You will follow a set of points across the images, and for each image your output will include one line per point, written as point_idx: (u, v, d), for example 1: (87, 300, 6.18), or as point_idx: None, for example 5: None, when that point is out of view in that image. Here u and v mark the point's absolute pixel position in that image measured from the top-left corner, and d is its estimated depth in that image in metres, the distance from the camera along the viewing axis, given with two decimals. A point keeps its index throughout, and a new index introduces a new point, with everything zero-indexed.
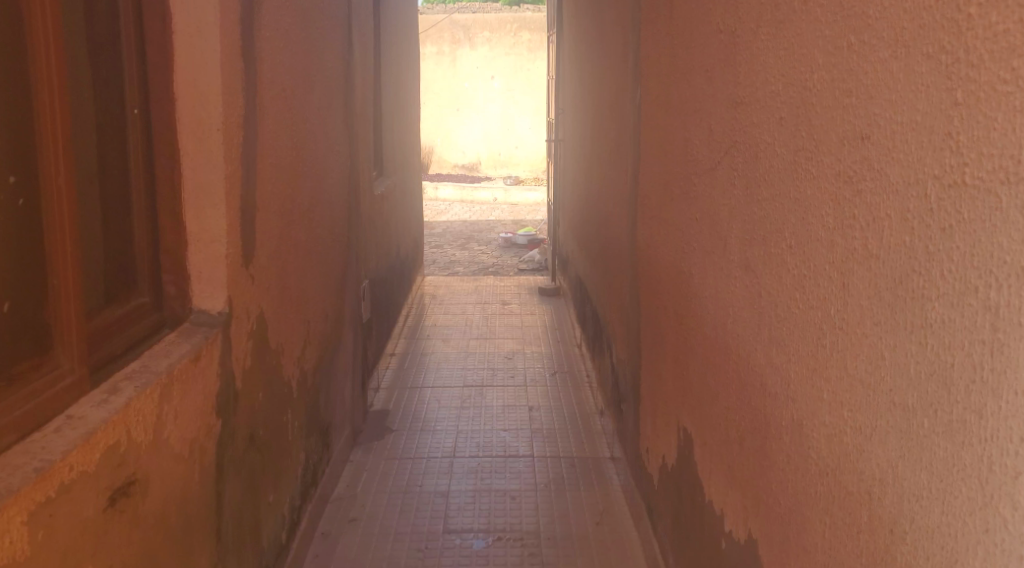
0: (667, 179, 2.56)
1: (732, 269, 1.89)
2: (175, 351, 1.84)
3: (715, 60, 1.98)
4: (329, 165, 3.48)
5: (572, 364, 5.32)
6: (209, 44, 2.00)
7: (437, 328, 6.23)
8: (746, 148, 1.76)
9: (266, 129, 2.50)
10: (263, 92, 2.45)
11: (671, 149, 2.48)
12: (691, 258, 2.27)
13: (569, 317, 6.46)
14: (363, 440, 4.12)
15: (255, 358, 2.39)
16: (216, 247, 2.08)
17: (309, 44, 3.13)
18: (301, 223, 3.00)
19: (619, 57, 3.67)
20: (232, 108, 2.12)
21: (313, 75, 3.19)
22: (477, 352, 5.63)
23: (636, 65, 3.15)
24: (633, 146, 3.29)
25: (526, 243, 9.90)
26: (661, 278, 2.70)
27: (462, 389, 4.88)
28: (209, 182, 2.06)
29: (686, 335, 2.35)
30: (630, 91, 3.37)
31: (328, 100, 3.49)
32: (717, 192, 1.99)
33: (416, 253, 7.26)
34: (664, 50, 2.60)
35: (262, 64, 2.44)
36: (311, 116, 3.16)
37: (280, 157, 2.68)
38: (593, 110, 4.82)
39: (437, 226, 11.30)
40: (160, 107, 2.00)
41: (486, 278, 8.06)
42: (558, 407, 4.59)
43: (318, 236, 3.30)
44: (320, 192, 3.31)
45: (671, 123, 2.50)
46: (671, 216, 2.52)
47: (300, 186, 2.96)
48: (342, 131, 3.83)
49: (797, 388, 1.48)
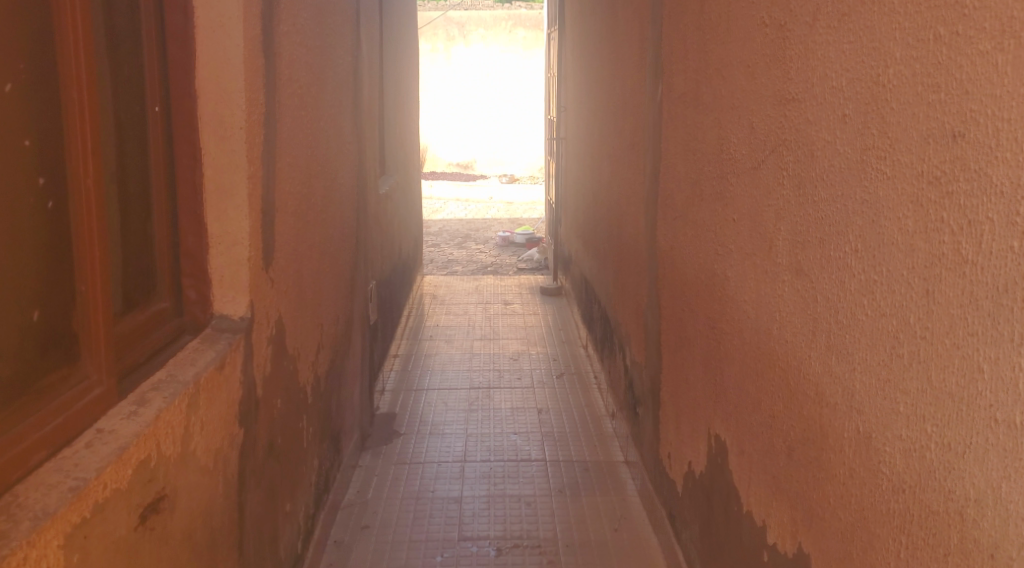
0: (697, 178, 2.49)
1: (779, 273, 1.81)
2: (200, 359, 1.76)
3: (758, 55, 1.90)
4: (339, 164, 3.39)
5: (579, 366, 5.25)
6: (232, 37, 1.92)
7: (439, 329, 6.14)
8: (797, 146, 1.69)
9: (284, 126, 2.41)
10: (282, 89, 2.36)
11: (703, 147, 2.41)
12: (727, 260, 2.20)
13: (573, 317, 6.39)
14: (371, 445, 4.03)
15: (273, 363, 2.30)
16: (238, 249, 1.99)
17: (322, 38, 3.04)
18: (315, 223, 2.90)
19: (636, 53, 3.59)
20: (253, 104, 2.03)
21: (325, 72, 3.10)
22: (482, 353, 5.55)
23: (657, 61, 3.08)
24: (653, 144, 3.22)
25: (525, 242, 9.82)
26: (688, 280, 2.63)
27: (468, 391, 4.80)
28: (230, 181, 1.97)
29: (720, 340, 2.28)
30: (648, 88, 3.30)
31: (338, 98, 3.40)
32: (761, 192, 1.91)
33: (416, 253, 7.17)
34: (692, 46, 2.53)
35: (280, 59, 2.35)
36: (324, 113, 3.07)
37: (297, 155, 2.59)
38: (602, 108, 4.75)
39: (433, 225, 11.20)
40: (180, 104, 1.91)
41: (486, 278, 7.97)
42: (567, 410, 4.52)
43: (330, 238, 3.21)
44: (331, 191, 3.22)
45: (702, 120, 2.43)
46: (703, 216, 2.44)
47: (314, 186, 2.87)
48: (352, 129, 3.74)
49: (865, 399, 1.41)
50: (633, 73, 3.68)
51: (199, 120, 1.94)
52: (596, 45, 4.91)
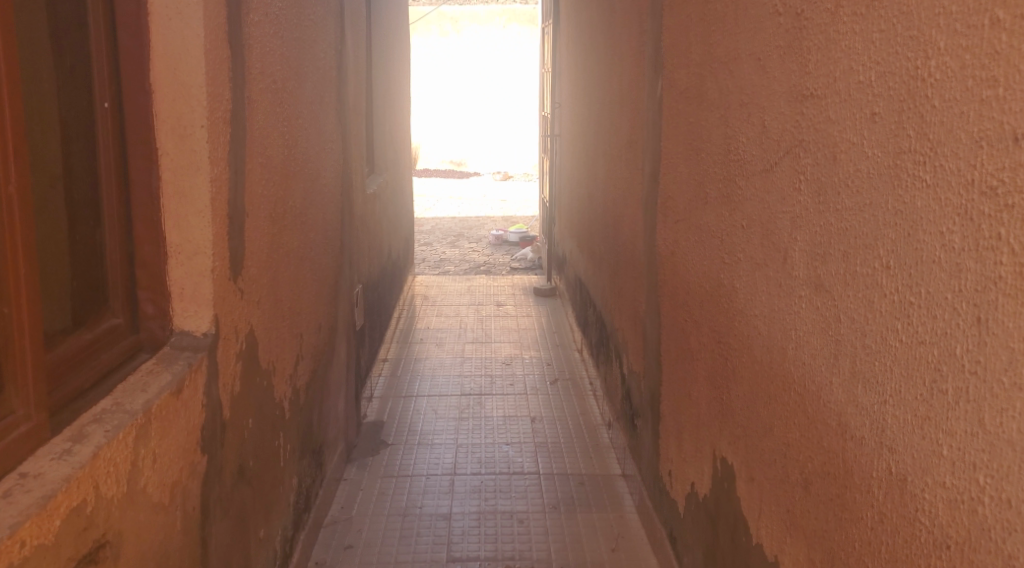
0: (701, 180, 2.32)
1: (795, 288, 1.65)
2: (152, 384, 1.58)
3: (770, 46, 1.73)
4: (321, 163, 3.21)
5: (574, 371, 5.08)
6: (190, 26, 1.74)
7: (430, 332, 5.97)
8: (815, 149, 1.52)
9: (255, 124, 2.23)
10: (252, 84, 2.18)
11: (708, 147, 2.24)
12: (734, 270, 2.03)
13: (567, 320, 6.22)
14: (356, 456, 3.86)
15: (244, 382, 2.12)
16: (199, 259, 1.82)
17: (302, 30, 2.86)
18: (294, 227, 2.73)
19: (634, 48, 3.41)
20: (215, 100, 1.84)
21: (305, 65, 2.92)
22: (474, 357, 5.38)
23: (657, 55, 2.91)
24: (652, 142, 3.04)
25: (518, 241, 9.65)
26: (691, 288, 2.47)
27: (459, 398, 4.63)
28: (191, 184, 1.80)
29: (727, 356, 2.12)
30: (648, 83, 3.12)
31: (320, 93, 3.22)
32: (774, 197, 1.74)
33: (407, 253, 6.98)
34: (695, 37, 2.36)
35: (250, 51, 2.16)
36: (302, 109, 2.89)
37: (271, 154, 2.41)
38: (598, 104, 4.57)
39: (425, 224, 11.02)
40: (133, 100, 1.73)
41: (479, 278, 7.81)
42: (562, 418, 4.36)
43: (312, 242, 3.03)
44: (312, 192, 3.04)
45: (706, 118, 2.26)
46: (707, 222, 2.28)
47: (292, 188, 2.69)
48: (335, 126, 3.56)
49: (900, 436, 1.24)
50: (631, 68, 3.50)
51: (154, 117, 1.76)
52: (592, 40, 4.74)
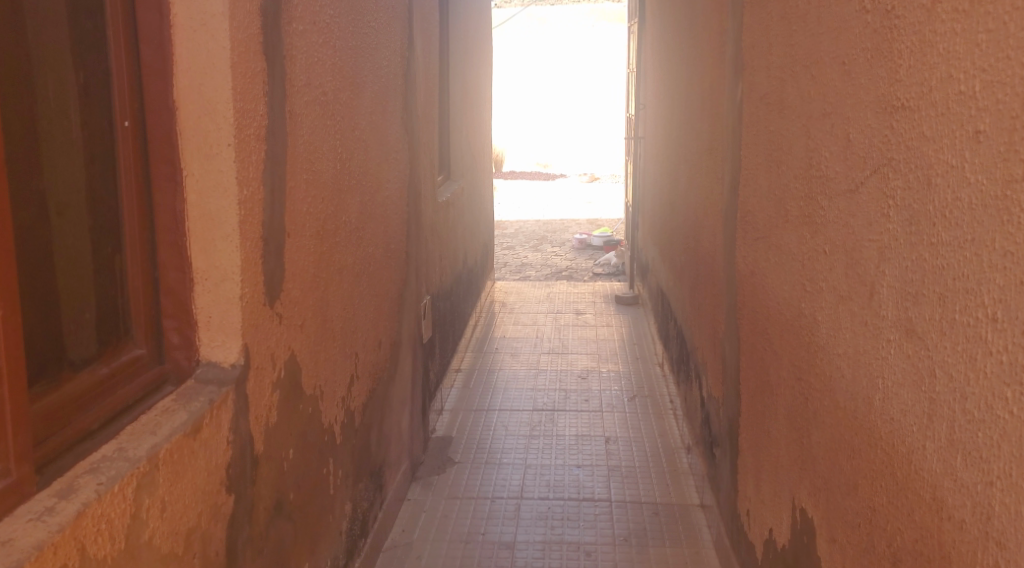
0: (782, 196, 2.07)
1: (883, 330, 1.41)
2: (164, 426, 1.49)
3: (856, 46, 1.49)
4: (383, 175, 3.11)
5: (653, 388, 4.84)
6: (215, 39, 1.64)
7: (506, 341, 5.83)
8: (906, 170, 1.28)
9: (300, 140, 2.13)
10: (296, 98, 2.08)
11: (788, 160, 2.00)
12: (815, 300, 1.79)
13: (649, 332, 5.97)
14: (422, 474, 3.75)
15: (282, 412, 2.02)
16: (227, 288, 1.73)
17: (362, 39, 2.76)
18: (349, 245, 2.63)
19: (716, 49, 3.17)
20: (245, 118, 1.74)
21: (365, 75, 2.82)
22: (549, 370, 5.21)
23: (738, 56, 2.65)
24: (733, 151, 2.79)
25: (602, 245, 9.41)
26: (770, 314, 2.22)
27: (532, 414, 4.47)
28: (217, 207, 1.70)
29: (807, 396, 1.87)
30: (729, 86, 2.87)
31: (384, 103, 3.11)
32: (860, 222, 1.50)
33: (485, 259, 6.87)
34: (776, 37, 2.11)
35: (293, 65, 2.06)
36: (361, 121, 2.78)
37: (321, 170, 2.30)
38: (680, 107, 4.31)
39: (509, 227, 10.91)
40: (156, 119, 1.64)
41: (560, 284, 7.63)
42: (638, 439, 4.13)
43: (371, 257, 2.93)
44: (371, 206, 2.93)
45: (787, 127, 2.01)
46: (787, 243, 2.03)
47: (347, 204, 2.59)
48: (401, 136, 3.45)
49: (1010, 532, 1.00)
50: (712, 70, 3.26)
51: (179, 136, 1.67)
52: (675, 40, 4.49)
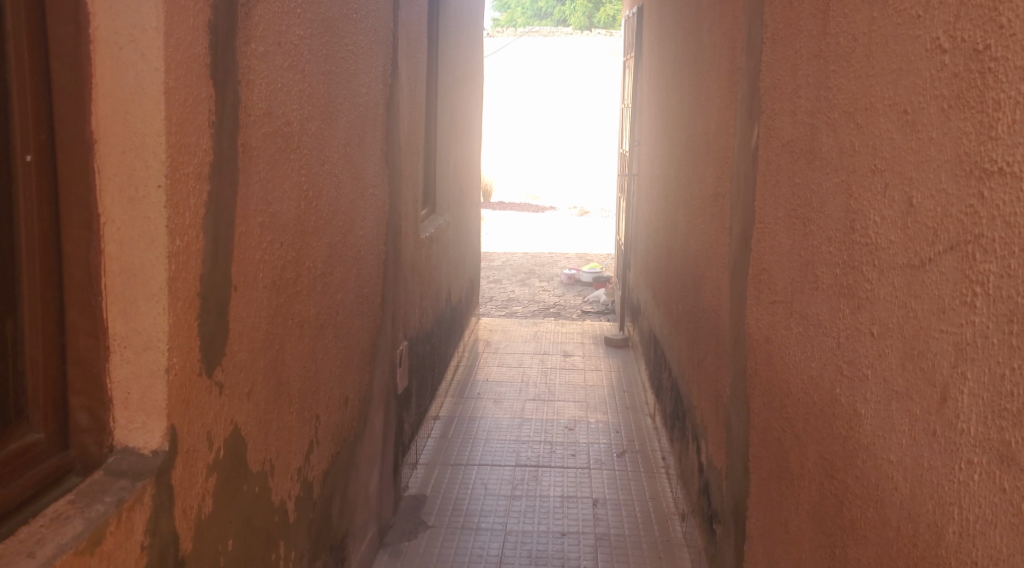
0: (810, 259, 1.80)
1: (959, 448, 1.11)
2: (49, 542, 1.17)
3: (926, 91, 1.22)
4: (357, 212, 2.82)
5: (644, 443, 4.54)
6: (146, 58, 1.35)
7: (489, 385, 5.53)
8: (1004, 252, 1.00)
9: (256, 177, 1.83)
10: (253, 129, 1.79)
11: (821, 218, 1.73)
12: (855, 389, 1.51)
13: (640, 378, 5.67)
14: (391, 540, 3.43)
15: (218, 498, 1.71)
16: (152, 358, 1.42)
17: (338, 66, 2.48)
18: (313, 293, 2.33)
19: (724, 86, 2.93)
20: (183, 153, 1.44)
21: (341, 105, 2.54)
22: (533, 419, 4.91)
23: (754, 95, 2.40)
24: (744, 198, 2.52)
25: (591, 281, 9.14)
26: (791, 391, 1.94)
27: (513, 471, 4.16)
28: (142, 260, 1.39)
29: (841, 499, 1.59)
30: (740, 127, 2.61)
31: (362, 136, 2.84)
32: (927, 306, 1.22)
33: (469, 296, 6.57)
34: (806, 79, 1.85)
35: (252, 91, 1.77)
36: (334, 153, 2.49)
37: (281, 211, 2.01)
38: (681, 146, 4.05)
39: (497, 260, 10.64)
40: (72, 151, 1.34)
41: (547, 322, 7.34)
42: (628, 503, 3.83)
43: (340, 305, 2.63)
44: (342, 247, 2.64)
45: (819, 180, 1.75)
46: (816, 313, 1.76)
47: (312, 247, 2.29)
48: (380, 170, 3.18)
49: None
50: (718, 110, 3.02)
51: (98, 173, 1.36)
52: (677, 77, 4.27)
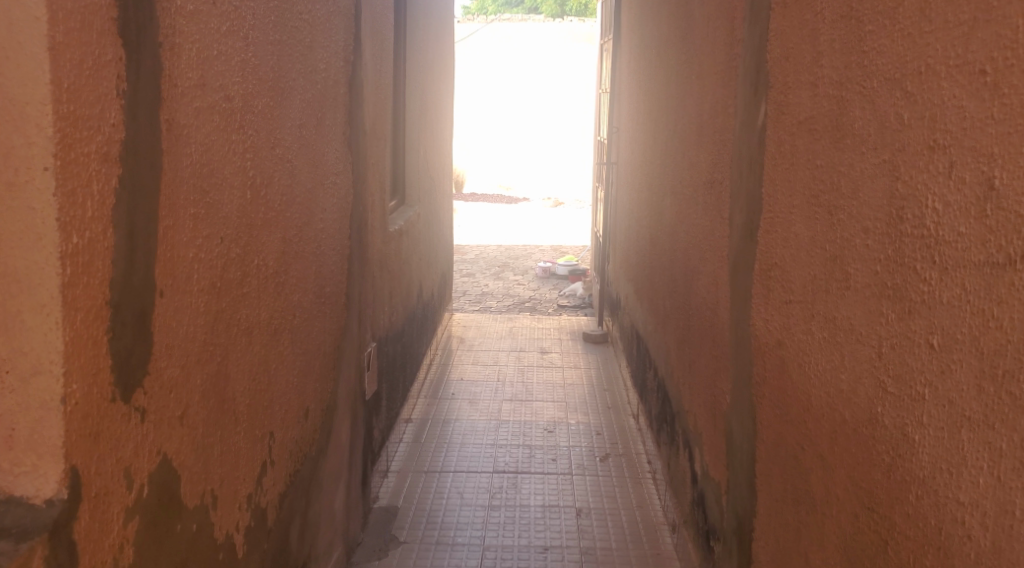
0: (841, 254, 1.56)
1: None
2: None
3: (1018, 43, 0.96)
4: (316, 203, 2.53)
5: (628, 446, 4.31)
6: (22, 3, 1.05)
7: (464, 385, 5.26)
8: None
9: (187, 161, 1.54)
10: (180, 104, 1.49)
11: (856, 206, 1.48)
12: (908, 411, 1.26)
13: (621, 376, 5.44)
14: (359, 559, 3.15)
15: (144, 546, 1.40)
16: (43, 386, 1.12)
17: (290, 38, 2.19)
18: (265, 296, 2.05)
19: (719, 65, 2.68)
20: (82, 126, 1.14)
21: (295, 82, 2.25)
22: (511, 421, 4.65)
23: (760, 70, 2.15)
24: (748, 186, 2.27)
25: (567, 274, 8.91)
26: (814, 404, 1.70)
27: (491, 477, 3.90)
28: (26, 263, 1.09)
29: (886, 538, 1.34)
30: (741, 107, 2.37)
31: (321, 118, 2.55)
32: (1017, 315, 0.97)
33: (441, 291, 6.29)
34: (832, 45, 1.60)
35: (179, 57, 1.47)
36: (288, 135, 2.20)
37: (222, 201, 1.72)
38: (668, 131, 3.81)
39: (470, 252, 10.38)
40: None
41: (522, 318, 7.09)
42: (615, 512, 3.59)
43: (297, 306, 2.35)
44: (299, 241, 2.35)
45: (852, 162, 1.50)
46: (849, 317, 1.52)
47: (262, 243, 2.00)
48: (344, 157, 2.89)
49: None
50: (713, 90, 2.78)
51: None
52: (662, 60, 4.03)
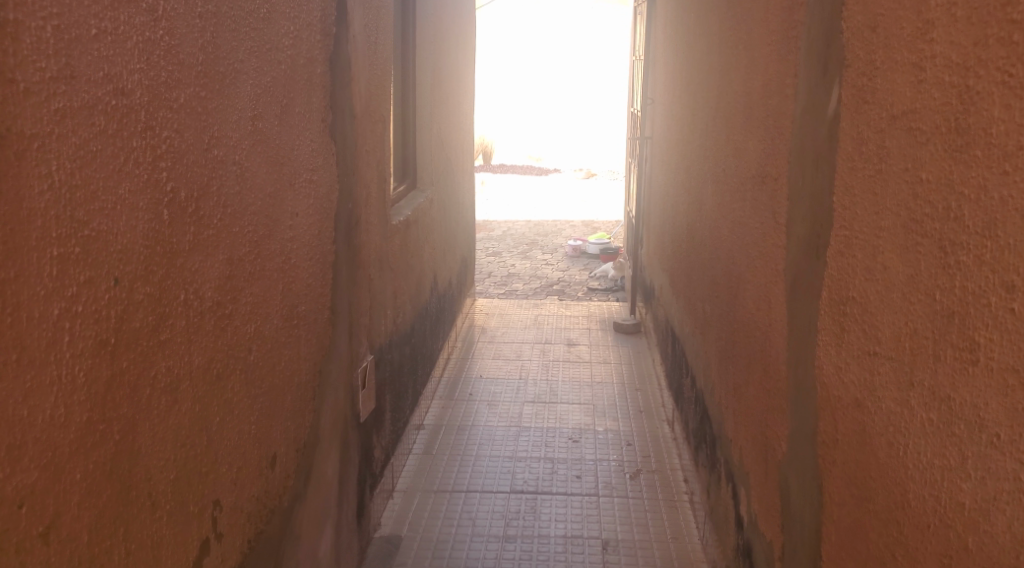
0: (963, 310, 1.09)
1: None
2: None
3: None
4: (285, 209, 2.10)
5: (662, 460, 3.87)
6: None
7: (483, 384, 4.84)
8: None
9: (44, 187, 1.11)
10: (26, 105, 1.06)
11: (993, 247, 1.01)
12: None
13: (655, 374, 4.99)
14: None
15: None
16: None
17: (236, 9, 1.75)
18: (202, 338, 1.64)
19: (775, 33, 2.19)
20: None
21: (246, 63, 1.81)
22: (533, 428, 4.23)
23: (834, 41, 1.67)
24: (814, 189, 1.80)
25: (598, 252, 8.43)
26: (914, 503, 1.24)
27: (507, 500, 3.49)
28: None
29: None
30: (805, 87, 1.89)
31: (289, 105, 2.11)
32: None
33: (460, 279, 5.87)
34: (955, 8, 1.11)
35: (17, 39, 1.03)
36: (237, 130, 1.77)
37: (118, 230, 1.30)
38: (709, 108, 3.31)
39: (496, 229, 9.93)
40: None
41: (549, 304, 6.65)
42: (646, 545, 3.16)
43: (256, 338, 1.94)
44: (259, 258, 1.93)
45: (986, 182, 1.02)
46: (976, 406, 1.05)
47: (194, 273, 1.59)
48: (326, 150, 2.46)
49: None
50: (767, 64, 2.29)
51: None
52: (703, 28, 3.52)
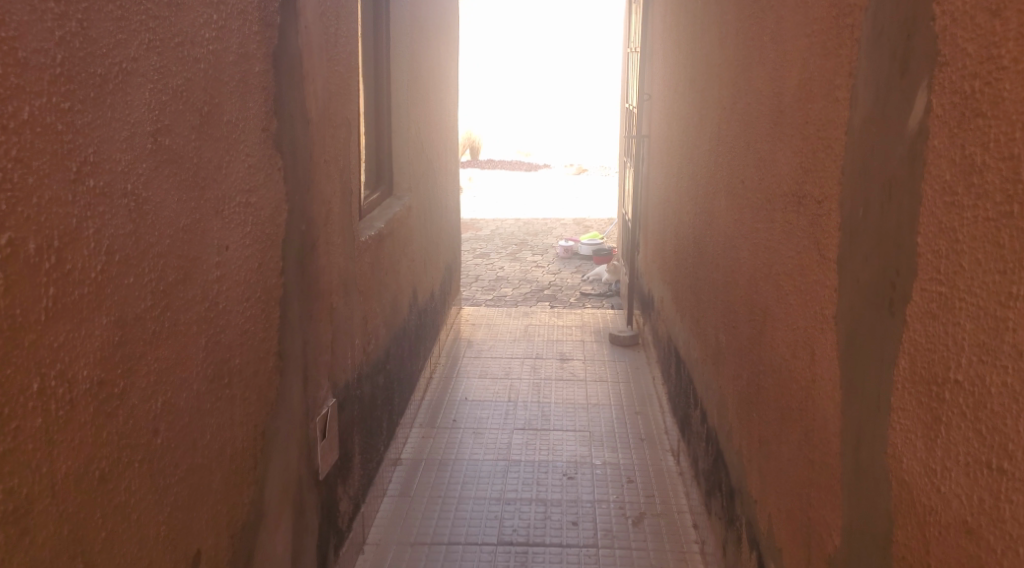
0: None
1: None
2: None
3: None
4: (209, 243, 1.68)
5: (667, 501, 3.46)
6: None
7: (468, 408, 4.42)
8: None
9: None
10: None
11: None
12: None
13: (656, 395, 4.58)
14: None
15: None
16: None
17: None
18: (73, 435, 1.20)
19: (818, 20, 1.78)
20: None
21: (141, 62, 1.37)
22: (523, 462, 3.82)
23: (919, 31, 1.25)
24: (884, 222, 1.39)
25: (591, 254, 8.02)
26: None
27: (494, 554, 3.07)
28: None
29: None
30: (867, 89, 1.48)
31: (213, 112, 1.68)
32: None
33: (444, 289, 5.44)
34: None
35: None
36: (131, 149, 1.34)
37: None
38: (721, 107, 2.90)
39: (484, 228, 9.50)
40: None
41: (540, 312, 6.23)
42: None
43: (167, 413, 1.51)
44: (170, 311, 1.51)
45: None
46: None
47: (56, 351, 1.15)
48: (269, 165, 2.03)
49: None
50: (805, 57, 1.87)
51: None
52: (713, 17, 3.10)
